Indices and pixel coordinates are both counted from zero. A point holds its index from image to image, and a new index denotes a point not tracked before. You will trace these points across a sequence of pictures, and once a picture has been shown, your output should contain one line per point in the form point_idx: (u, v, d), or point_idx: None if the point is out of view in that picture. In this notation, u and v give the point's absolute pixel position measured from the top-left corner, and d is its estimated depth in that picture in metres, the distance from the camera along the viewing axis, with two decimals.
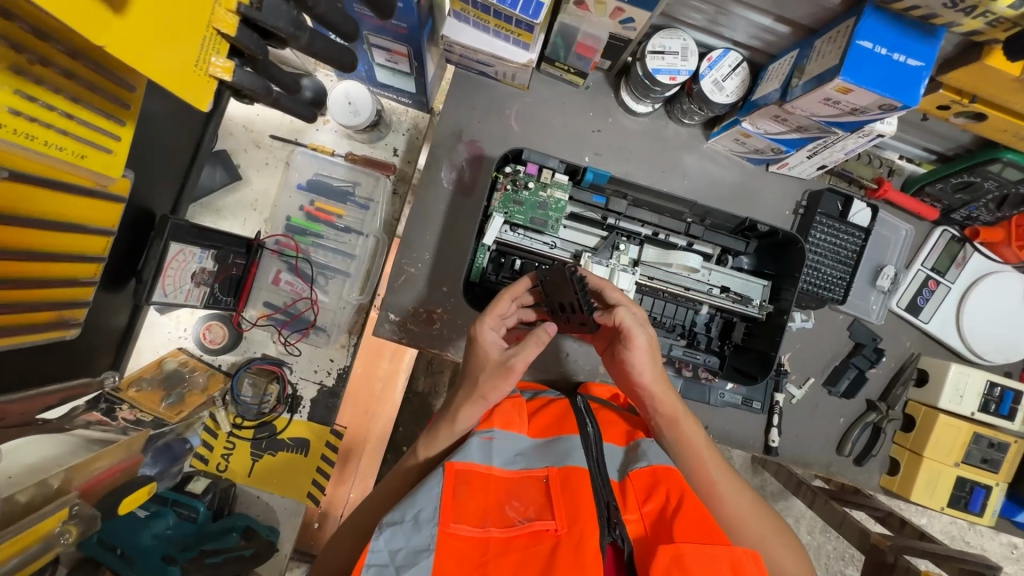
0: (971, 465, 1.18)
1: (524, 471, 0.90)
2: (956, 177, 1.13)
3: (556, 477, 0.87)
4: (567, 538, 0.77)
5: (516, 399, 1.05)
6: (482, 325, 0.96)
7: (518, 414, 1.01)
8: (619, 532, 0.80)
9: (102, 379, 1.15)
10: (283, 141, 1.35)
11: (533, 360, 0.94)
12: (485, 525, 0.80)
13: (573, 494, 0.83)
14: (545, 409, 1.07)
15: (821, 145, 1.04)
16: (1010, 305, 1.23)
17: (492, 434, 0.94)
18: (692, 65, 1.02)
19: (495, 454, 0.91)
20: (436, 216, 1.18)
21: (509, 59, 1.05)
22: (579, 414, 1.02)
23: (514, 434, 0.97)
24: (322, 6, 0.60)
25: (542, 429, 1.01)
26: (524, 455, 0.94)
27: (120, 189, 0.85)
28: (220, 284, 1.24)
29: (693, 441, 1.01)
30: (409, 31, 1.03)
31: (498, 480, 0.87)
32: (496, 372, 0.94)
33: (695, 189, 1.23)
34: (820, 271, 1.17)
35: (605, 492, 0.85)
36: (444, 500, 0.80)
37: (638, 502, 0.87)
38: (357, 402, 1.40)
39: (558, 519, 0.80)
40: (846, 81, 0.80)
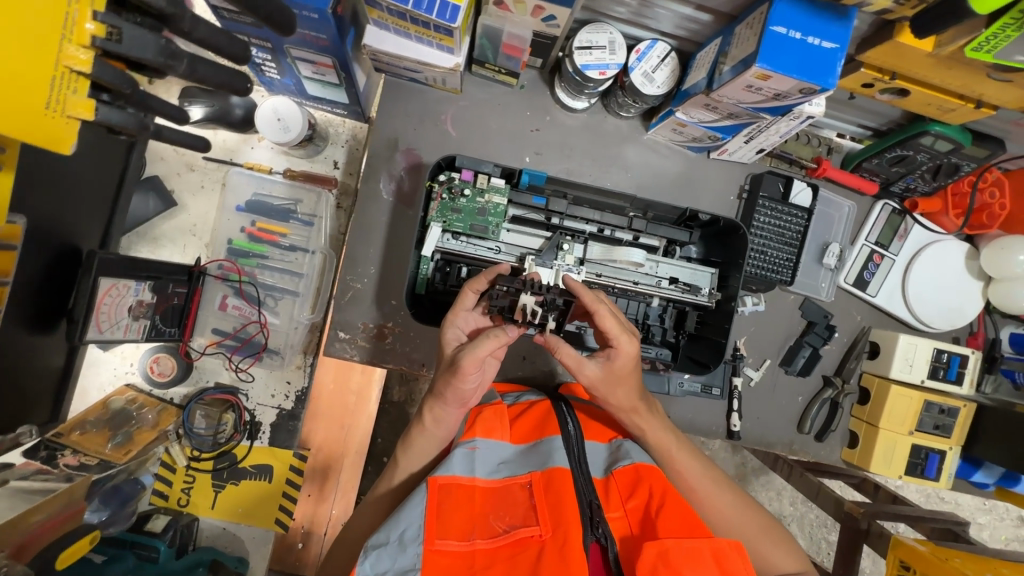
0: (924, 432, 1.20)
1: (508, 478, 0.89)
2: (889, 151, 1.14)
3: (539, 482, 0.86)
4: (552, 542, 0.77)
5: (498, 405, 1.05)
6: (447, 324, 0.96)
7: (499, 422, 1.00)
8: (603, 530, 0.82)
9: (17, 436, 1.02)
10: (216, 162, 1.30)
11: (481, 354, 0.88)
12: (472, 538, 0.80)
13: (556, 497, 0.83)
14: (526, 412, 1.05)
15: (755, 129, 1.05)
16: (952, 272, 1.25)
17: (475, 444, 0.93)
18: (621, 58, 1.01)
19: (478, 464, 0.90)
20: (379, 229, 1.16)
21: (435, 64, 1.03)
22: (559, 410, 1.01)
23: (497, 442, 0.96)
24: (201, 29, 0.56)
25: (524, 436, 0.99)
26: (508, 463, 0.93)
27: (11, 237, 0.85)
28: (162, 315, 1.20)
29: (666, 451, 0.99)
30: (330, 42, 1.00)
31: (482, 491, 0.87)
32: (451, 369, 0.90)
33: (638, 181, 1.22)
34: (767, 254, 1.18)
35: (588, 491, 0.85)
36: (428, 518, 0.80)
37: (621, 499, 0.87)
38: (329, 418, 1.37)
39: (542, 523, 0.80)
40: (763, 68, 0.79)
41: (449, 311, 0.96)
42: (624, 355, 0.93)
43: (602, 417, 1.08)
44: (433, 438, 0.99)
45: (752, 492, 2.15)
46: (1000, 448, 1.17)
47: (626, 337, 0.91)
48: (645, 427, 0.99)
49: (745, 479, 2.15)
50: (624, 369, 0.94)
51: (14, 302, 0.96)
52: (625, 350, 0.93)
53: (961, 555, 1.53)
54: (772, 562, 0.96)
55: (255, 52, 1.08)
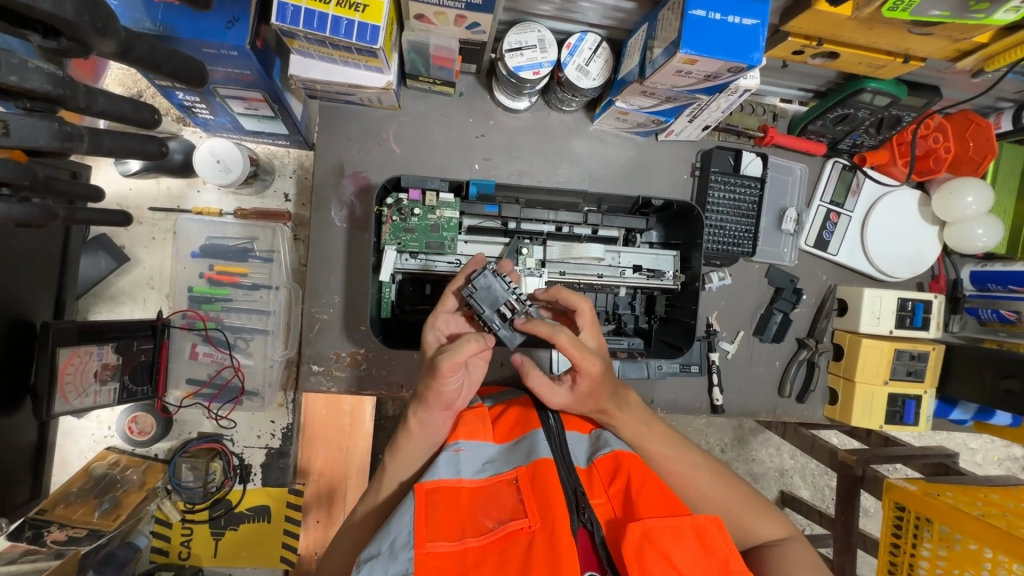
0: (898, 380, 1.22)
1: (495, 475, 0.88)
2: (832, 112, 1.15)
3: (525, 476, 0.85)
4: (541, 532, 0.77)
5: (479, 408, 1.02)
6: (428, 326, 0.95)
7: (482, 424, 0.97)
8: (588, 515, 0.82)
9: None
10: (163, 211, 1.27)
11: (461, 358, 0.86)
12: (462, 537, 0.80)
13: (542, 486, 0.82)
14: (506, 412, 1.04)
15: (696, 109, 1.05)
16: (908, 221, 1.27)
17: (460, 446, 0.91)
18: (552, 55, 1.00)
19: (463, 465, 0.89)
20: (338, 257, 1.14)
21: (366, 85, 1.01)
22: (539, 407, 1.01)
23: (479, 444, 0.93)
24: (100, 103, 0.60)
25: (507, 434, 0.98)
26: (493, 462, 0.91)
27: None
28: (131, 374, 1.18)
29: (641, 442, 1.01)
30: (257, 77, 0.98)
31: (469, 491, 0.86)
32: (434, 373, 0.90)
33: (590, 173, 1.22)
34: (725, 228, 1.19)
35: (571, 480, 0.85)
36: (417, 522, 0.79)
37: (603, 486, 0.87)
38: (327, 443, 1.33)
39: (531, 515, 0.80)
40: (688, 53, 0.79)
41: (431, 313, 0.95)
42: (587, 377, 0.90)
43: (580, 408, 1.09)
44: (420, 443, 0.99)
45: (752, 452, 2.20)
46: (972, 385, 1.21)
47: (586, 361, 0.87)
48: (619, 421, 1.01)
49: (744, 441, 2.20)
50: (588, 387, 0.96)
51: None
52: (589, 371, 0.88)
53: (953, 487, 1.58)
54: (754, 532, 0.99)
55: (183, 96, 1.06)
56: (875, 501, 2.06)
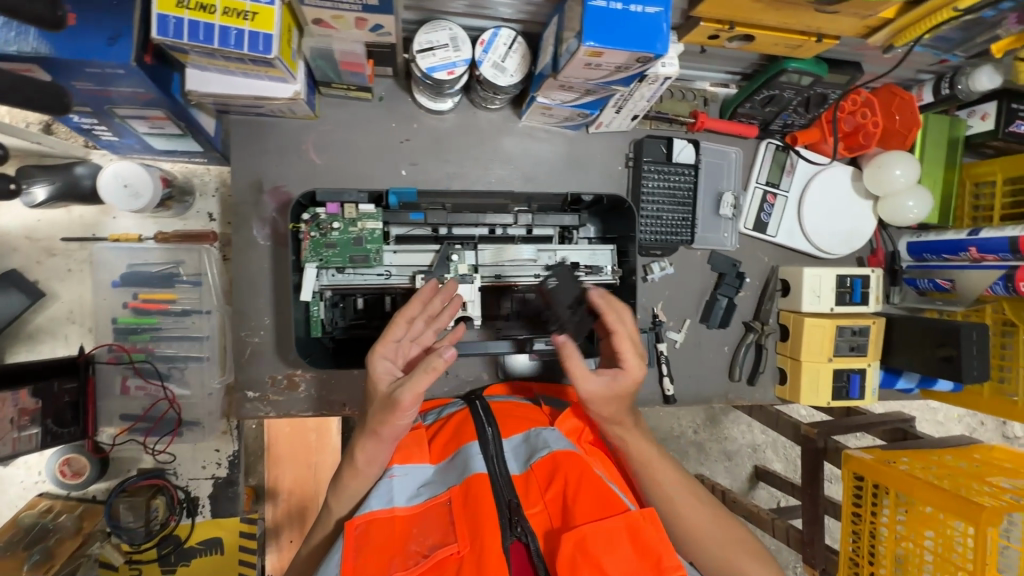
0: (842, 356, 1.23)
1: (428, 500, 0.86)
2: (758, 94, 1.15)
3: (457, 496, 0.84)
4: (470, 557, 0.77)
5: (417, 429, 1.02)
6: (371, 355, 0.88)
7: (417, 445, 0.97)
8: (521, 528, 0.82)
9: None
10: (77, 241, 1.20)
11: (422, 390, 0.83)
12: (392, 571, 0.77)
13: (473, 506, 0.81)
14: (444, 427, 1.02)
15: (620, 99, 1.03)
16: (843, 197, 1.27)
17: (393, 472, 0.91)
18: (466, 54, 0.97)
19: (396, 493, 0.87)
20: (264, 277, 1.10)
21: (273, 96, 0.95)
22: (477, 420, 0.98)
23: (415, 466, 0.93)
24: None
25: (443, 452, 0.97)
26: (429, 484, 0.91)
27: None
28: (54, 416, 1.11)
29: (646, 462, 0.91)
30: (153, 95, 0.92)
31: (403, 520, 0.84)
32: (386, 409, 0.85)
33: (522, 171, 1.19)
34: (661, 218, 1.18)
35: (505, 491, 0.85)
36: (345, 564, 0.77)
37: (539, 492, 0.85)
38: (294, 461, 1.37)
39: (460, 540, 0.79)
40: (592, 46, 0.76)
41: (374, 341, 0.88)
42: (628, 380, 0.89)
43: (522, 410, 1.05)
44: (361, 478, 0.93)
45: (721, 431, 2.22)
46: (913, 355, 1.22)
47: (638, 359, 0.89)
48: (626, 433, 0.93)
49: (715, 421, 2.22)
50: (625, 390, 0.88)
51: None
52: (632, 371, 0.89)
53: (909, 452, 1.61)
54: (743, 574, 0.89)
55: (79, 119, 1.00)
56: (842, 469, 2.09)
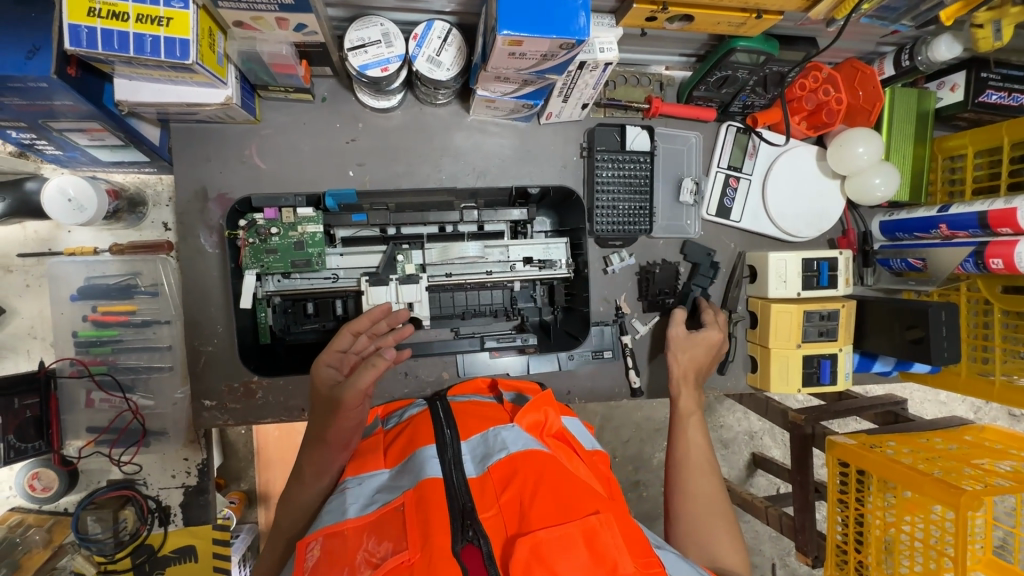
0: (812, 342, 1.19)
1: (382, 507, 0.84)
2: (711, 75, 1.11)
3: (411, 501, 0.82)
4: (420, 563, 0.74)
5: (376, 435, 1.02)
6: (316, 362, 0.91)
7: (373, 451, 0.97)
8: (474, 531, 0.79)
9: None
10: (34, 256, 1.21)
11: (364, 387, 0.84)
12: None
13: (427, 512, 0.80)
14: (401, 433, 1.01)
15: (563, 87, 1.00)
16: (808, 179, 1.23)
17: (347, 485, 0.90)
18: (398, 49, 0.95)
19: (349, 504, 0.86)
20: (214, 285, 1.09)
21: (205, 102, 0.94)
22: (436, 421, 0.98)
23: (371, 474, 0.92)
24: None
25: (399, 456, 0.95)
26: (383, 490, 0.89)
27: None
28: (16, 433, 1.13)
29: (685, 415, 1.06)
30: (82, 108, 0.91)
31: (354, 530, 0.82)
32: (329, 409, 0.86)
33: (474, 166, 1.16)
34: (617, 207, 1.15)
35: (461, 496, 0.84)
36: None
37: (495, 495, 0.84)
38: None
39: (411, 547, 0.76)
40: (509, 35, 0.74)
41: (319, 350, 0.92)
42: (708, 339, 1.14)
43: (484, 411, 1.03)
44: (310, 491, 0.95)
45: (716, 420, 2.19)
46: (885, 338, 1.18)
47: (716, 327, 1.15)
48: (686, 393, 1.09)
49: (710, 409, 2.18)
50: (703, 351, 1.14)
51: None
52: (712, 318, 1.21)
53: (897, 436, 1.57)
54: (715, 549, 0.89)
55: (17, 134, 0.99)
56: None
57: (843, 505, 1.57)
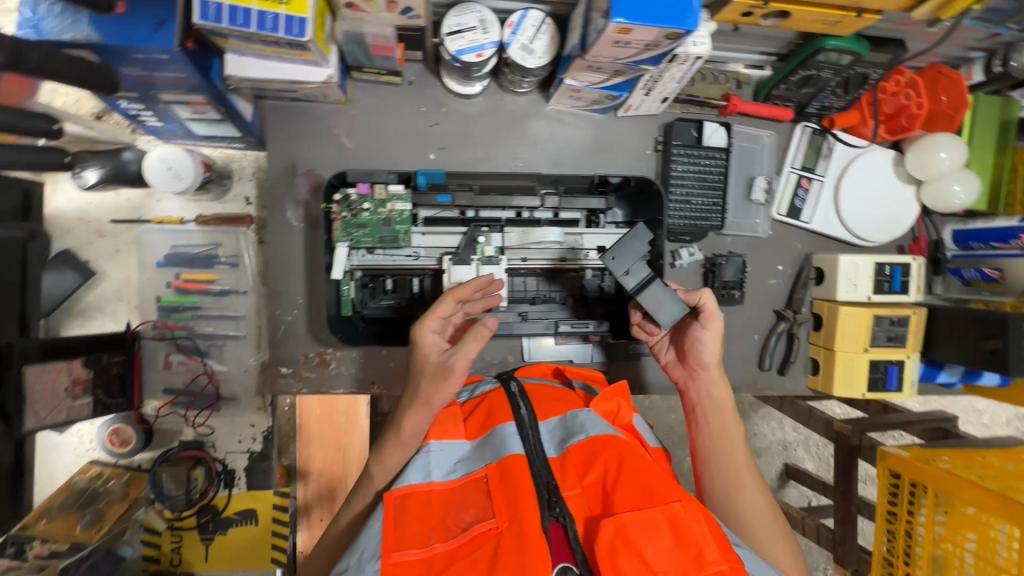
0: (880, 347, 1.19)
1: (466, 475, 0.90)
2: (794, 74, 1.11)
3: (495, 473, 0.86)
4: (508, 532, 0.78)
5: (452, 406, 1.06)
6: (420, 329, 0.92)
7: (452, 421, 1.01)
8: (560, 509, 0.82)
9: None
10: (125, 223, 1.27)
11: (473, 356, 0.90)
12: (430, 543, 0.81)
13: (512, 488, 0.83)
14: (478, 407, 1.05)
15: (649, 80, 1.02)
16: (882, 183, 1.23)
17: (430, 448, 0.95)
18: (494, 36, 0.97)
19: (434, 468, 0.92)
20: (297, 257, 1.13)
21: (307, 80, 0.99)
22: (513, 398, 1.00)
23: (451, 442, 0.97)
24: None
25: (478, 430, 0.99)
26: (464, 461, 0.94)
27: None
28: (104, 388, 1.18)
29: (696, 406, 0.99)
30: (193, 80, 0.96)
31: (439, 495, 0.88)
32: (436, 374, 0.90)
33: (550, 155, 1.18)
34: (691, 202, 1.16)
35: (544, 474, 0.86)
36: (386, 532, 0.82)
37: (577, 476, 0.86)
38: (326, 444, 1.43)
39: (498, 516, 0.81)
40: (620, 23, 0.76)
41: (421, 314, 0.92)
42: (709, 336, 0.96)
43: (558, 394, 1.06)
44: (400, 448, 0.98)
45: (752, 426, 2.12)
46: (957, 348, 1.17)
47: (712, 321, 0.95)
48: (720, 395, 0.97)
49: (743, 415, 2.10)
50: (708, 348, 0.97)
51: None
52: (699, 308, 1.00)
53: (952, 453, 1.53)
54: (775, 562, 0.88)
55: (127, 105, 1.05)
56: None
57: (890, 526, 1.44)
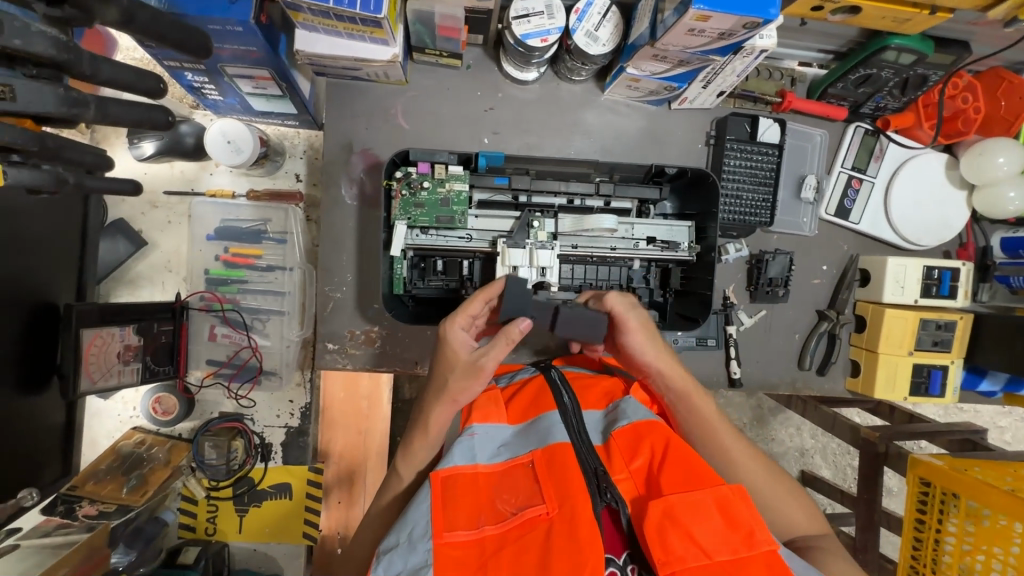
0: (924, 350, 1.19)
1: (510, 459, 0.84)
2: (853, 73, 1.10)
3: (541, 459, 0.81)
4: (560, 518, 0.74)
5: (490, 390, 0.97)
6: (451, 324, 0.90)
7: (494, 405, 0.92)
8: (612, 494, 0.78)
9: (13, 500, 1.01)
10: (178, 195, 1.29)
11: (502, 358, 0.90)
12: (481, 525, 0.77)
13: (560, 472, 0.78)
14: (520, 391, 0.98)
15: (711, 72, 1.01)
16: (934, 187, 1.22)
17: (474, 430, 0.87)
18: (560, 21, 0.97)
19: (478, 450, 0.84)
20: (349, 235, 1.14)
21: (372, 59, 1.00)
22: (555, 382, 0.94)
23: (494, 426, 0.89)
24: (105, 72, 0.60)
25: (522, 414, 0.92)
26: (508, 445, 0.87)
27: None
28: (153, 354, 1.20)
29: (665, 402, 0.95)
30: (262, 54, 0.95)
31: (486, 477, 0.82)
32: (466, 374, 0.89)
33: (601, 144, 1.19)
34: (742, 197, 1.16)
35: (591, 458, 0.82)
36: (434, 512, 0.76)
37: (625, 461, 0.82)
38: (347, 424, 1.38)
39: (548, 501, 0.76)
40: (701, 10, 0.77)
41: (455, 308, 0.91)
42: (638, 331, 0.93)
43: (600, 385, 1.01)
44: (431, 442, 0.92)
45: (771, 432, 1.88)
46: (1001, 355, 1.17)
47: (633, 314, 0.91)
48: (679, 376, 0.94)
49: (761, 420, 1.88)
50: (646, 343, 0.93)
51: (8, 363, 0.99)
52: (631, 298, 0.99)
53: (981, 461, 1.29)
54: (793, 523, 0.88)
55: (192, 77, 1.05)
56: (899, 480, 1.93)
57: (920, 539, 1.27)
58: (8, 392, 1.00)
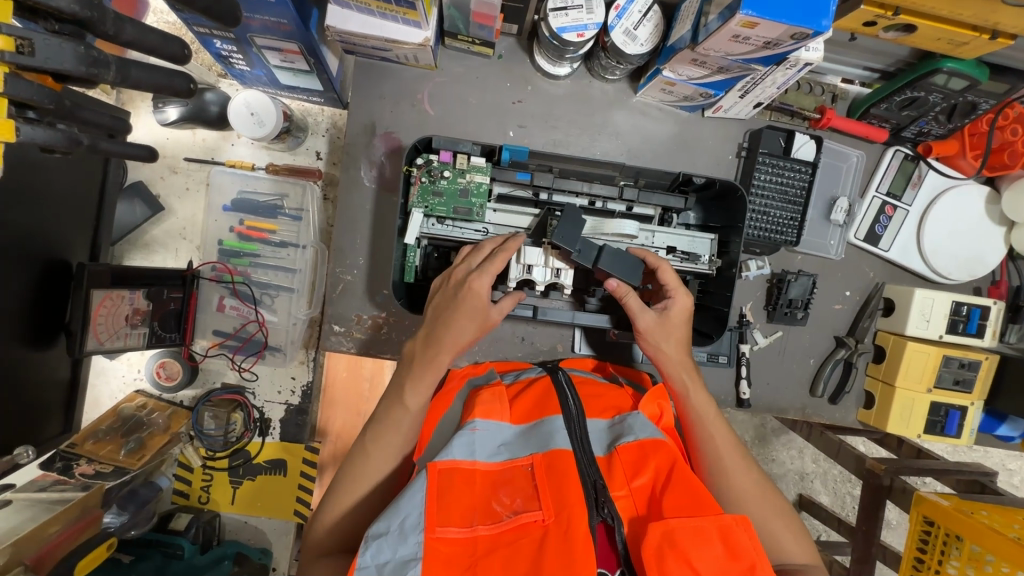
0: (943, 388, 1.15)
1: (509, 460, 0.81)
2: (899, 94, 1.05)
3: (541, 464, 0.79)
4: (555, 527, 0.72)
5: (495, 386, 0.93)
6: (483, 275, 0.89)
7: (498, 402, 0.88)
8: (609, 511, 0.76)
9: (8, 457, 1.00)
10: (198, 162, 1.28)
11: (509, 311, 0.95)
12: (473, 523, 0.75)
13: (560, 479, 0.76)
14: (524, 390, 0.95)
15: (750, 82, 0.97)
16: (971, 220, 1.17)
17: (475, 426, 0.84)
18: (599, 17, 0.94)
19: (477, 447, 0.81)
20: (364, 218, 1.13)
21: (404, 41, 0.98)
22: (560, 386, 0.92)
23: (496, 424, 0.85)
24: (128, 31, 0.58)
25: (525, 415, 0.89)
26: (509, 446, 0.84)
27: None
28: (160, 321, 1.20)
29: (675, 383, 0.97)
30: (293, 27, 0.93)
31: (483, 475, 0.80)
32: (476, 315, 0.91)
33: (628, 147, 1.16)
34: (769, 214, 1.12)
35: (591, 471, 0.79)
36: (427, 505, 0.74)
37: (626, 477, 0.80)
38: (346, 406, 1.36)
39: (545, 508, 0.75)
40: (748, 15, 0.73)
41: (490, 260, 0.90)
42: (678, 305, 0.97)
43: (604, 390, 0.98)
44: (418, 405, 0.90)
45: (773, 452, 1.84)
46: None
47: (682, 291, 0.97)
48: (689, 384, 0.96)
49: (764, 439, 1.84)
50: (677, 320, 0.97)
51: (16, 317, 0.99)
52: (679, 303, 0.97)
53: (990, 505, 1.24)
54: (779, 542, 0.86)
55: (221, 45, 1.03)
56: (900, 514, 1.88)
57: None
58: (16, 346, 1.00)
